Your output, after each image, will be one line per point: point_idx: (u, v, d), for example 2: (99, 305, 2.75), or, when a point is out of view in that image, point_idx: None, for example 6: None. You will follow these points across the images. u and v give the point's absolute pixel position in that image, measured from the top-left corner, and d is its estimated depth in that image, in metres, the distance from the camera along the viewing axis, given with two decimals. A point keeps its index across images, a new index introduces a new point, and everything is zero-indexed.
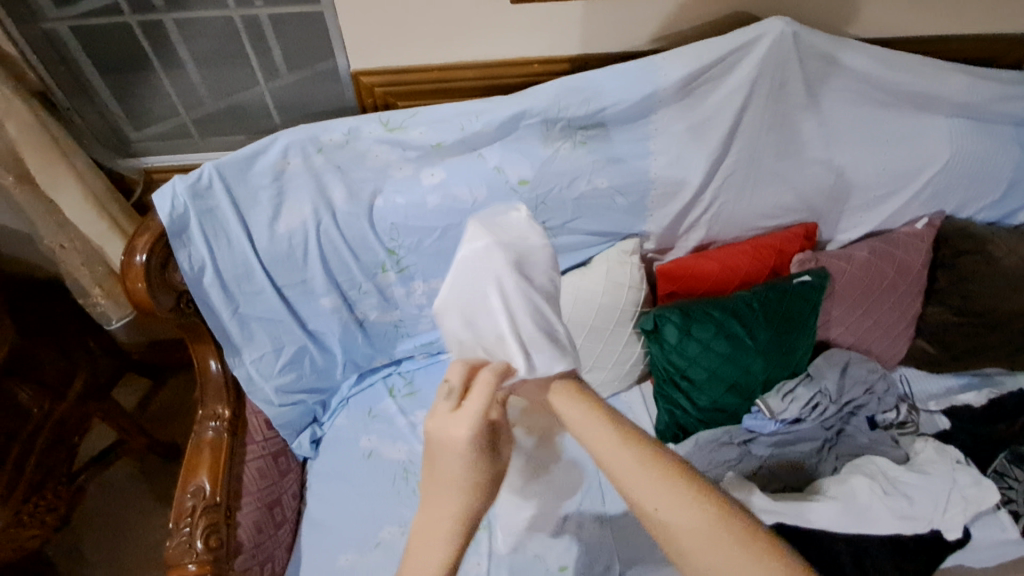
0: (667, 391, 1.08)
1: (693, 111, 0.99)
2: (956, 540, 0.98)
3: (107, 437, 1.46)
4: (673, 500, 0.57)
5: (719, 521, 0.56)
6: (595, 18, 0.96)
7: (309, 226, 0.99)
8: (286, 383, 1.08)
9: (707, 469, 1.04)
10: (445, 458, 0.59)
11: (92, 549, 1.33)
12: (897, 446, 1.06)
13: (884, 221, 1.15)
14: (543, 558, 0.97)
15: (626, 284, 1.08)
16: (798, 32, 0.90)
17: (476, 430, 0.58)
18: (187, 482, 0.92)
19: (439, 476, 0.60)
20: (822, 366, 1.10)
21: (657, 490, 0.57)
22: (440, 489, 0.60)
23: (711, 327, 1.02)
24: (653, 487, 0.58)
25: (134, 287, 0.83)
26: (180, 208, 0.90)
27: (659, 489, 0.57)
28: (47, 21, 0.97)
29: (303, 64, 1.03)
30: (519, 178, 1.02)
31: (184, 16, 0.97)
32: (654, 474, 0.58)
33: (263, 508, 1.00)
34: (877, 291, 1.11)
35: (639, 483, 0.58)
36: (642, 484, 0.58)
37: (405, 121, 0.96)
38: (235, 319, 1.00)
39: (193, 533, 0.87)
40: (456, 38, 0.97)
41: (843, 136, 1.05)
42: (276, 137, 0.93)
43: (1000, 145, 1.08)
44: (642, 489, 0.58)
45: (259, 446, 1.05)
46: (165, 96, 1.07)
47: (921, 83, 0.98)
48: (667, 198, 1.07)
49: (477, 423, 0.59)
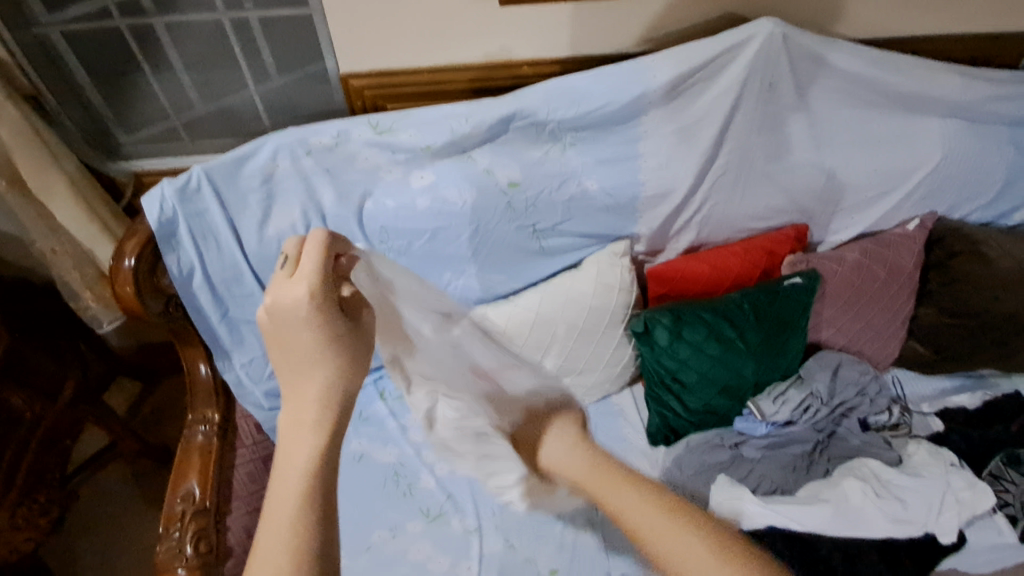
0: (660, 393, 1.08)
1: (684, 113, 0.98)
2: (951, 543, 0.97)
3: (99, 441, 1.46)
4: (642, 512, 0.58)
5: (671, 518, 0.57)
6: (583, 19, 0.96)
7: (299, 229, 0.99)
8: (275, 387, 1.07)
9: (698, 471, 1.06)
10: (292, 325, 0.55)
11: (84, 552, 1.33)
12: (890, 448, 1.05)
13: (874, 224, 1.14)
14: (534, 563, 0.99)
15: (617, 286, 1.07)
16: (788, 32, 0.90)
17: (318, 296, 0.56)
18: (177, 486, 0.92)
19: (296, 347, 0.55)
20: (812, 367, 1.10)
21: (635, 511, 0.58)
22: (301, 367, 0.55)
23: (702, 328, 1.02)
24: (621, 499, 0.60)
25: (123, 291, 0.83)
26: (169, 212, 0.90)
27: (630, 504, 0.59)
28: (38, 25, 0.97)
29: (293, 67, 1.03)
30: (509, 181, 1.01)
31: (174, 19, 0.97)
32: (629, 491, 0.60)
33: (252, 512, 1.01)
34: (869, 293, 1.11)
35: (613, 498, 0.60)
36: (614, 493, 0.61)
37: (395, 124, 0.96)
38: (224, 322, 1.00)
39: (183, 537, 0.88)
40: (444, 40, 0.97)
41: (832, 137, 1.05)
42: (265, 141, 0.93)
43: (992, 145, 1.07)
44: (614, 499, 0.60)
45: (249, 450, 1.06)
46: (154, 98, 1.06)
47: (912, 84, 0.98)
48: (657, 202, 1.07)
49: (315, 287, 0.56)
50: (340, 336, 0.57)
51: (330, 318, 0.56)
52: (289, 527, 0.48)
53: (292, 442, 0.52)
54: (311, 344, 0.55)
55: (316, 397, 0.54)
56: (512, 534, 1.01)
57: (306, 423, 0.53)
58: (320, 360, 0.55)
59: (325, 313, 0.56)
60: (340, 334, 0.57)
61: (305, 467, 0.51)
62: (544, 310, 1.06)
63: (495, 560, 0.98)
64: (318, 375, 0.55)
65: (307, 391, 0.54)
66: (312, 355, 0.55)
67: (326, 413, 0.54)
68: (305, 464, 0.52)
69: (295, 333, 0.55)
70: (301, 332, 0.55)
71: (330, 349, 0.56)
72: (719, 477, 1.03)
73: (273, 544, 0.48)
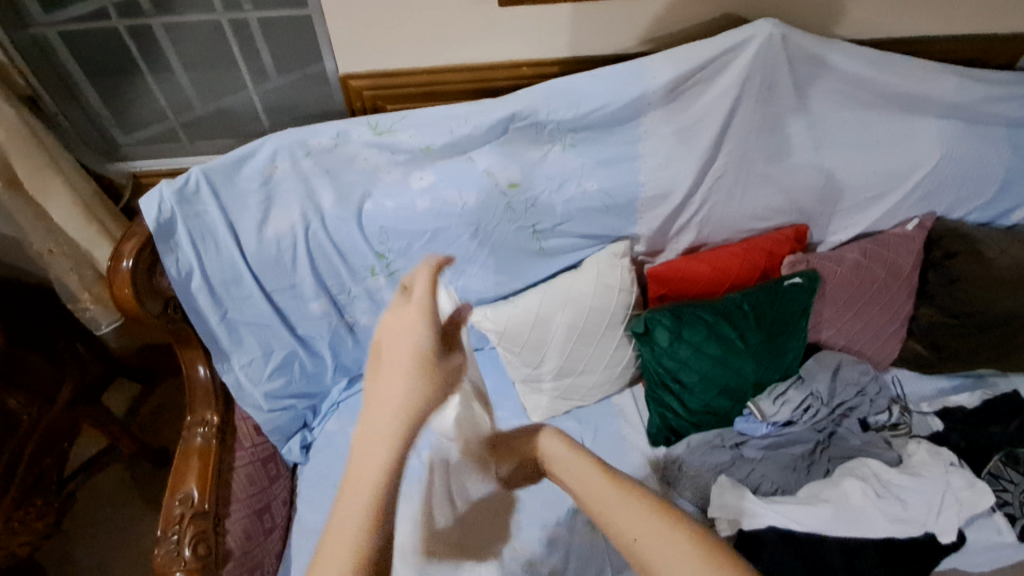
0: (660, 394, 1.08)
1: (684, 113, 0.99)
2: (951, 543, 0.97)
3: (98, 443, 1.45)
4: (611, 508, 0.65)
5: (650, 521, 0.62)
6: (582, 19, 0.96)
7: (298, 230, 0.98)
8: (275, 388, 1.08)
9: (699, 471, 1.05)
10: (397, 342, 0.63)
11: (81, 555, 1.32)
12: (890, 448, 1.06)
13: (873, 224, 1.15)
14: (535, 564, 0.99)
15: (617, 287, 1.07)
16: (786, 33, 0.90)
17: (428, 328, 0.64)
18: (175, 488, 0.92)
19: (393, 361, 0.62)
20: (813, 368, 1.10)
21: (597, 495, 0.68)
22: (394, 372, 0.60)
23: (702, 329, 1.02)
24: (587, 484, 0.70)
25: (121, 292, 0.83)
26: (168, 213, 0.89)
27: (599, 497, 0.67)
28: (35, 25, 0.96)
29: (292, 68, 1.02)
30: (509, 181, 1.01)
31: (173, 20, 0.97)
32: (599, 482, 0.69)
33: (252, 514, 1.00)
34: (868, 293, 1.11)
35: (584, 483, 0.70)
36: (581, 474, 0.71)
37: (394, 125, 0.96)
38: (223, 323, 1.00)
39: (181, 540, 0.87)
40: (444, 40, 0.97)
41: (832, 137, 1.05)
42: (264, 141, 0.93)
43: (990, 145, 1.08)
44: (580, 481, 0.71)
45: (249, 452, 1.05)
46: (153, 99, 1.06)
47: (910, 85, 0.98)
48: (656, 202, 1.07)
49: (425, 312, 0.65)
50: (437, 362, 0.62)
51: (430, 343, 0.63)
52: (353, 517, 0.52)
53: (370, 441, 0.56)
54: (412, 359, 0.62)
55: (397, 403, 0.58)
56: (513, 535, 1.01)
57: (387, 426, 0.56)
58: (413, 373, 0.60)
59: (428, 339, 0.63)
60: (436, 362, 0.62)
61: (378, 469, 0.54)
62: (544, 310, 1.06)
63: (496, 561, 0.98)
64: (403, 384, 0.59)
65: (392, 395, 0.58)
66: (407, 367, 0.60)
67: (404, 424, 0.57)
68: (379, 460, 0.54)
69: (401, 357, 0.62)
70: (401, 349, 0.62)
71: (425, 372, 0.60)
72: (720, 478, 1.02)
73: (336, 543, 0.51)
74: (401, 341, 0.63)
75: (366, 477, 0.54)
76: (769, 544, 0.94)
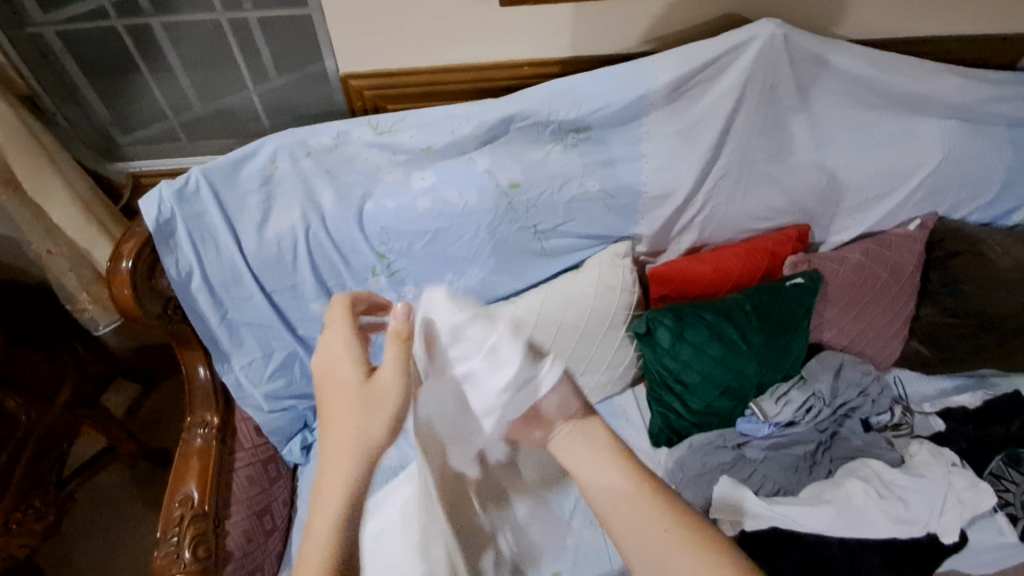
0: (661, 394, 1.07)
1: (686, 113, 0.98)
2: (953, 544, 0.96)
3: (98, 444, 1.45)
4: (636, 504, 0.66)
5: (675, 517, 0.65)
6: (584, 19, 0.95)
7: (298, 230, 0.98)
8: (275, 389, 1.07)
9: (700, 472, 1.05)
10: (330, 383, 0.64)
11: (80, 557, 1.31)
12: (892, 448, 1.06)
13: (876, 224, 1.14)
14: None
15: (619, 287, 1.07)
16: (788, 33, 0.90)
17: (355, 358, 0.64)
18: (175, 490, 0.91)
19: (330, 402, 0.63)
20: (815, 368, 1.10)
21: (621, 488, 0.68)
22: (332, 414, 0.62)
23: (703, 329, 1.02)
24: (607, 477, 0.69)
25: (121, 293, 0.82)
26: (167, 214, 0.89)
27: (621, 491, 0.68)
28: (34, 25, 0.96)
29: (292, 67, 1.02)
30: (510, 181, 1.01)
31: (172, 19, 0.96)
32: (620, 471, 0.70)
33: (252, 516, 1.00)
34: (870, 293, 1.11)
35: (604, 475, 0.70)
36: (601, 466, 0.70)
37: (395, 125, 0.96)
38: (223, 324, 0.99)
39: (181, 542, 0.87)
40: (445, 40, 0.96)
41: (834, 137, 1.05)
42: (264, 142, 0.93)
43: (992, 146, 1.07)
44: (600, 476, 0.70)
45: (249, 453, 1.04)
46: (152, 99, 1.06)
47: (912, 85, 0.98)
48: (658, 202, 1.07)
49: (348, 345, 0.65)
50: (367, 389, 0.62)
51: (359, 374, 0.63)
52: (317, 555, 0.56)
53: (326, 481, 0.59)
54: (346, 394, 0.62)
55: (342, 443, 0.59)
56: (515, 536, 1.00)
57: (334, 464, 0.59)
58: (347, 411, 0.61)
59: (358, 372, 0.63)
60: (369, 390, 0.62)
61: (334, 509, 0.57)
62: (545, 310, 1.05)
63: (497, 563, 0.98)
64: (340, 425, 0.60)
65: (334, 439, 0.60)
66: (340, 407, 0.61)
67: (351, 460, 0.59)
68: (335, 500, 0.58)
69: (333, 387, 0.63)
70: (334, 389, 0.63)
71: (358, 406, 0.61)
72: (721, 479, 1.02)
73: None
74: (330, 371, 0.64)
75: (325, 518, 0.57)
76: (769, 545, 0.93)
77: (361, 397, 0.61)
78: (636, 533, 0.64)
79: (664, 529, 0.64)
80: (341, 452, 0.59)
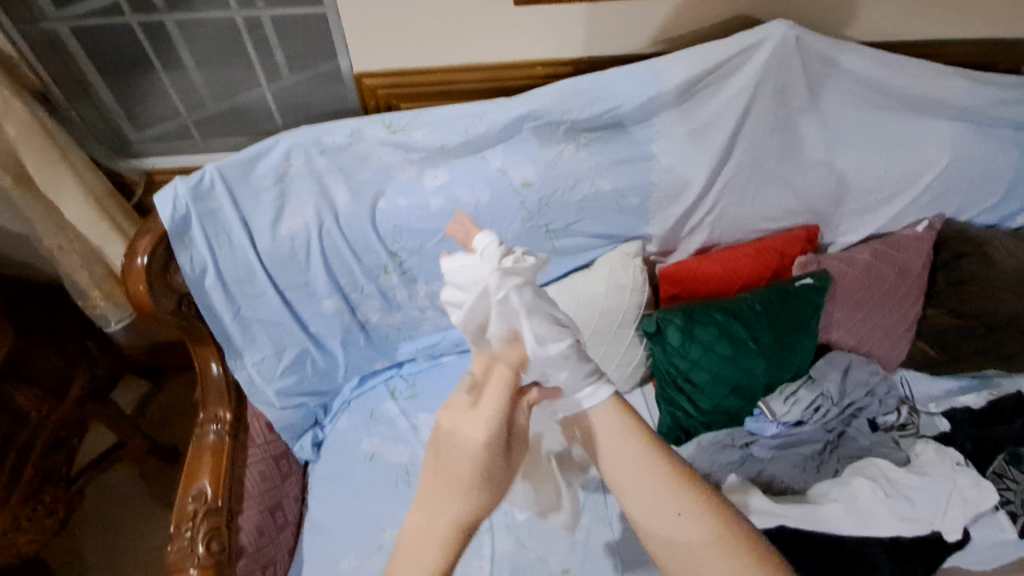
0: (670, 394, 1.08)
1: (697, 114, 0.99)
2: (956, 541, 0.97)
3: (106, 441, 1.45)
4: (657, 493, 0.66)
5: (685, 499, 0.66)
6: (600, 18, 0.96)
7: (311, 228, 0.98)
8: (287, 386, 1.08)
9: (709, 471, 1.05)
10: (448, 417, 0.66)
11: (89, 554, 1.32)
12: (899, 447, 1.07)
13: (885, 225, 1.16)
14: (546, 561, 0.98)
15: (629, 286, 1.08)
16: (801, 35, 0.90)
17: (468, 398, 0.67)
18: (189, 485, 0.92)
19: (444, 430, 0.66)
20: (823, 367, 1.12)
21: (648, 486, 0.67)
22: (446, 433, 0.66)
23: (714, 329, 1.03)
24: (637, 474, 0.67)
25: (136, 289, 0.83)
26: (182, 210, 0.89)
27: (646, 486, 0.67)
28: (46, 20, 0.96)
29: (305, 65, 1.02)
30: (522, 181, 1.02)
31: (187, 16, 0.96)
32: (647, 468, 0.68)
33: (264, 512, 1.00)
34: (878, 294, 1.12)
35: (629, 472, 0.68)
36: (630, 467, 0.68)
37: (408, 124, 0.95)
38: (236, 321, 1.00)
39: (195, 536, 0.87)
40: (459, 39, 0.97)
41: (843, 139, 1.05)
42: (277, 140, 0.92)
43: (999, 149, 1.08)
44: (625, 474, 0.68)
45: (261, 449, 1.05)
46: (166, 97, 1.06)
47: (922, 87, 0.98)
48: (669, 201, 1.08)
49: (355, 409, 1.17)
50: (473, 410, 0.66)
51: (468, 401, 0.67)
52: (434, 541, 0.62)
53: (442, 484, 0.64)
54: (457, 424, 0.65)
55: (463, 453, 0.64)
56: (525, 533, 1.00)
57: (452, 472, 0.64)
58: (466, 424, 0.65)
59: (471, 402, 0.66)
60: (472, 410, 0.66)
61: (452, 510, 0.63)
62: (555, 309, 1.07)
63: (506, 562, 0.98)
64: (464, 438, 0.64)
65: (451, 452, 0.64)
66: (458, 425, 0.65)
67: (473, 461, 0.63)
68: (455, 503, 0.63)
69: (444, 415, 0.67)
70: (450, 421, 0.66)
71: (470, 417, 0.65)
72: (730, 477, 1.03)
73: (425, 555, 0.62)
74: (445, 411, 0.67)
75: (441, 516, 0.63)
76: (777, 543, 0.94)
77: (464, 418, 0.65)
78: (653, 523, 0.66)
79: (679, 515, 0.65)
80: (462, 459, 0.64)
